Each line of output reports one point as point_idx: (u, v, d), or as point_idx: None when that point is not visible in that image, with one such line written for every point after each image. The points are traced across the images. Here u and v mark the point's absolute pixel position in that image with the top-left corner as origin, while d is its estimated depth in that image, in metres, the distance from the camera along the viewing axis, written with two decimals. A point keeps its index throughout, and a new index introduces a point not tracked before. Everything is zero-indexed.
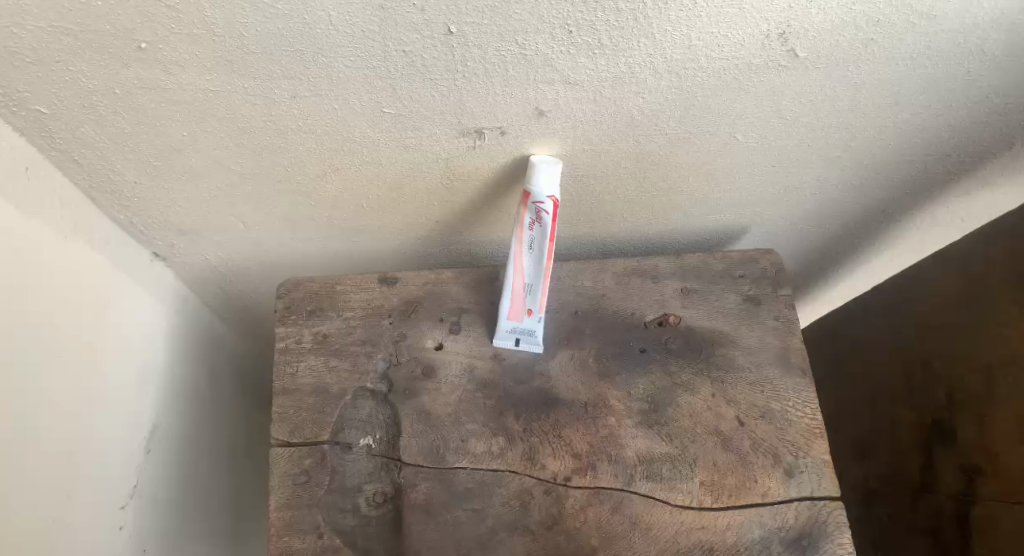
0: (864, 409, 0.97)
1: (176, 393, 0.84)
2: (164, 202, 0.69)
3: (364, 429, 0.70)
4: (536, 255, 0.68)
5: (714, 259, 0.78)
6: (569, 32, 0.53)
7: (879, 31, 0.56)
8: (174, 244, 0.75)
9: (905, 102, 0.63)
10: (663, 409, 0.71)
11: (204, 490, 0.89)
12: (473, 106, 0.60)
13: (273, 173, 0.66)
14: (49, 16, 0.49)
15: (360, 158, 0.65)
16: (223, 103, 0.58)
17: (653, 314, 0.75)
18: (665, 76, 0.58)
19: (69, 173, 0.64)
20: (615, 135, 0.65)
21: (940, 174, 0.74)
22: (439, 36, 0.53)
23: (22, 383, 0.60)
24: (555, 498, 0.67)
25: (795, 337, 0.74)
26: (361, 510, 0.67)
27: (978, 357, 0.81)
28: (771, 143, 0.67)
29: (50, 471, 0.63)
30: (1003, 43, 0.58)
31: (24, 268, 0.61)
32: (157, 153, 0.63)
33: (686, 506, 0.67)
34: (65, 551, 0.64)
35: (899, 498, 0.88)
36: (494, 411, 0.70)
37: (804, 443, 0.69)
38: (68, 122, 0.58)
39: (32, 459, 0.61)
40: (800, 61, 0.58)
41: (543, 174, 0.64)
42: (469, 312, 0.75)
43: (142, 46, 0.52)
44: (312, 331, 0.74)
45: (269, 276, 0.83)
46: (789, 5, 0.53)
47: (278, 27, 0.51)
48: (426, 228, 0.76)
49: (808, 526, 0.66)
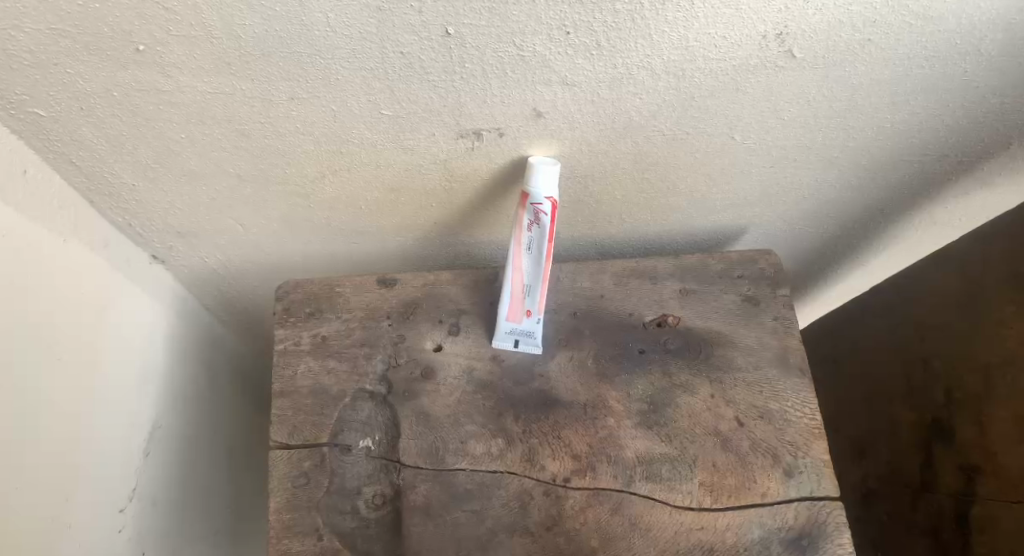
0: (862, 408, 0.96)
1: (177, 393, 0.85)
2: (163, 205, 0.69)
3: (364, 430, 0.70)
4: (536, 256, 0.68)
5: (713, 259, 0.77)
6: (567, 33, 0.52)
7: (876, 31, 0.55)
8: (172, 246, 0.76)
9: (902, 102, 0.64)
10: (663, 410, 0.70)
11: (203, 488, 0.90)
12: (472, 108, 0.59)
13: (271, 176, 0.66)
14: (47, 18, 0.49)
15: (358, 159, 0.65)
16: (222, 105, 0.57)
17: (652, 314, 0.75)
18: (663, 76, 0.57)
19: (67, 175, 0.64)
20: (612, 136, 0.64)
21: (951, 162, 0.73)
22: (436, 38, 0.52)
23: (22, 383, 0.61)
24: (555, 499, 0.67)
25: (794, 337, 0.74)
26: (361, 512, 0.68)
27: (978, 355, 0.80)
28: (770, 143, 0.67)
29: (50, 471, 0.64)
30: (1000, 44, 0.58)
31: (24, 267, 0.62)
32: (155, 156, 0.63)
33: (686, 506, 0.67)
34: (64, 551, 0.64)
35: (899, 498, 0.87)
36: (494, 412, 0.70)
37: (804, 443, 0.69)
38: (67, 124, 0.58)
39: (32, 459, 0.62)
40: (797, 61, 0.57)
41: (543, 175, 0.63)
42: (468, 314, 0.74)
43: (140, 48, 0.51)
44: (311, 333, 0.74)
45: (268, 278, 0.83)
46: (787, 6, 0.52)
47: (276, 28, 0.50)
48: (425, 229, 0.76)
49: (808, 525, 0.66)
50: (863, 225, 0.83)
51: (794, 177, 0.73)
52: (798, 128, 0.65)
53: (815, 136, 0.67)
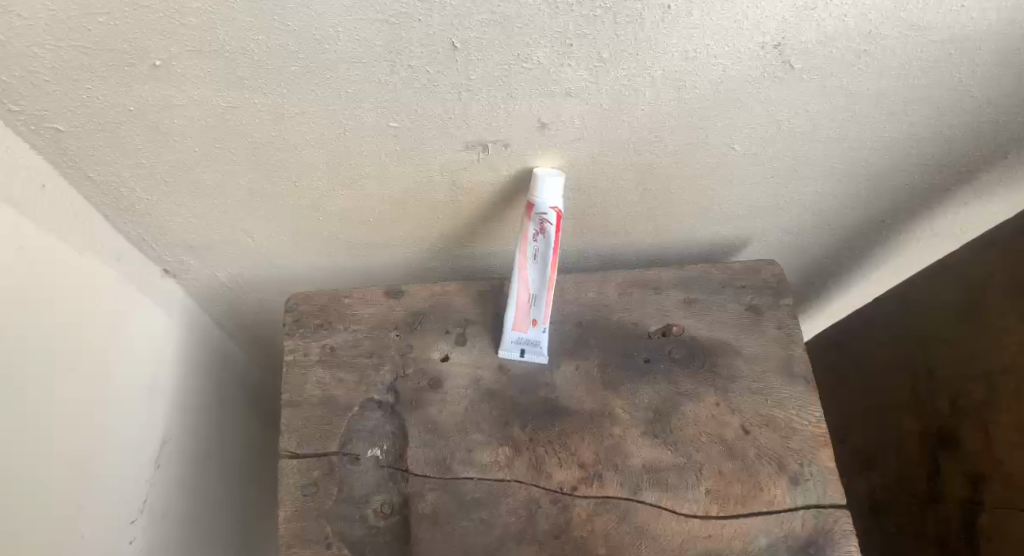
0: (869, 418, 0.96)
1: (186, 405, 0.85)
2: (175, 218, 0.71)
3: (372, 440, 0.71)
4: (540, 266, 0.69)
5: (715, 270, 0.79)
6: (571, 46, 0.54)
7: (872, 42, 0.57)
8: (185, 259, 0.77)
9: (900, 112, 0.65)
10: (667, 418, 0.71)
11: (211, 500, 0.91)
12: (477, 120, 0.60)
13: (283, 189, 0.68)
14: (69, 37, 0.50)
15: (369, 173, 0.66)
16: (235, 119, 0.59)
17: (656, 324, 0.76)
18: (665, 88, 0.59)
19: (83, 189, 0.66)
20: (615, 147, 0.65)
21: (949, 173, 0.74)
22: (443, 51, 0.53)
23: (27, 385, 0.61)
24: (562, 508, 0.67)
25: (796, 346, 0.75)
26: (369, 520, 0.68)
27: (982, 362, 0.80)
28: (770, 154, 0.68)
29: (51, 473, 0.63)
30: (994, 55, 0.59)
31: (31, 267, 0.62)
32: (169, 170, 0.64)
33: (694, 514, 0.67)
34: (65, 552, 0.63)
35: (905, 507, 0.87)
36: (500, 421, 0.70)
37: (810, 451, 0.69)
38: (84, 139, 0.60)
39: (31, 459, 0.61)
40: (795, 73, 0.59)
41: (547, 186, 0.65)
42: (474, 324, 0.75)
43: (157, 64, 0.53)
44: (320, 343, 0.75)
45: (277, 291, 0.85)
46: (785, 18, 0.53)
47: (288, 42, 0.52)
48: (432, 240, 0.77)
49: (815, 533, 0.66)
50: (864, 235, 0.84)
51: (793, 190, 0.74)
52: (798, 139, 0.67)
53: (814, 147, 0.68)
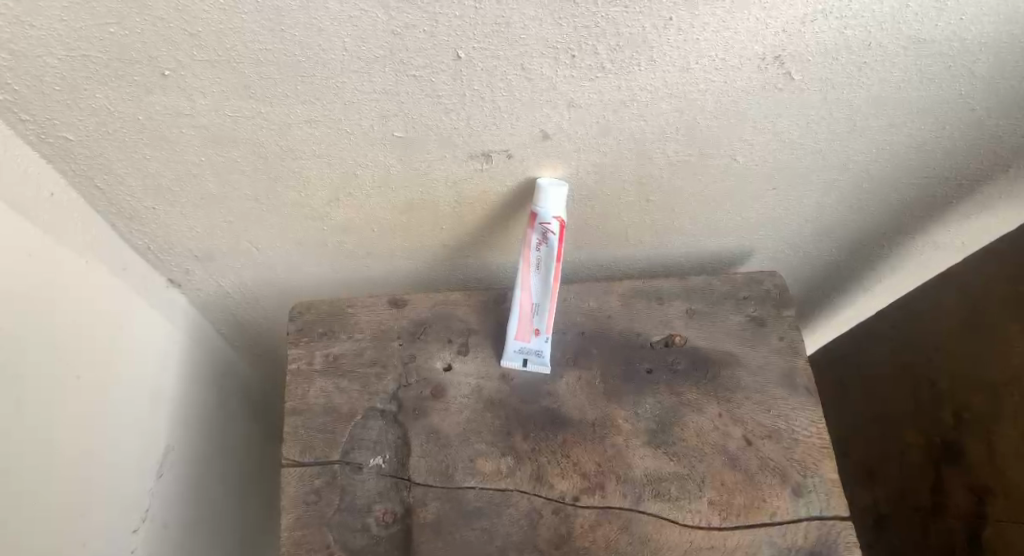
0: (871, 429, 0.96)
1: (187, 413, 0.85)
2: (181, 228, 0.71)
3: (374, 449, 0.70)
4: (542, 275, 0.69)
5: (717, 281, 0.79)
6: (573, 56, 0.54)
7: (871, 54, 0.57)
8: (190, 270, 0.78)
9: (899, 124, 0.65)
10: (669, 429, 0.71)
11: (212, 511, 0.90)
12: (480, 131, 0.61)
13: (285, 199, 0.68)
14: (77, 45, 0.51)
15: (370, 183, 0.67)
16: (241, 128, 0.59)
17: (658, 334, 0.76)
18: (666, 99, 0.60)
19: (90, 198, 0.67)
20: (618, 157, 0.66)
21: (950, 186, 0.75)
22: (448, 61, 0.54)
23: (27, 384, 0.61)
24: (564, 518, 0.67)
25: (798, 357, 0.75)
26: (371, 529, 0.67)
27: (983, 373, 0.80)
28: (771, 165, 0.69)
29: (48, 474, 0.62)
30: (993, 67, 0.60)
31: (34, 269, 0.62)
32: (175, 179, 0.65)
33: (695, 525, 0.66)
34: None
35: (909, 520, 0.87)
36: (503, 431, 0.70)
37: (813, 463, 0.69)
38: (92, 148, 0.61)
39: (31, 459, 0.60)
40: (795, 84, 0.59)
41: (550, 197, 0.65)
42: (477, 334, 0.76)
43: (165, 73, 0.54)
44: (323, 352, 0.75)
45: (280, 302, 0.86)
46: (784, 29, 0.54)
47: (295, 54, 0.53)
48: (435, 249, 0.78)
49: (818, 543, 0.66)
50: (864, 247, 0.85)
51: (793, 201, 0.75)
52: (798, 151, 0.67)
53: (814, 159, 0.69)
